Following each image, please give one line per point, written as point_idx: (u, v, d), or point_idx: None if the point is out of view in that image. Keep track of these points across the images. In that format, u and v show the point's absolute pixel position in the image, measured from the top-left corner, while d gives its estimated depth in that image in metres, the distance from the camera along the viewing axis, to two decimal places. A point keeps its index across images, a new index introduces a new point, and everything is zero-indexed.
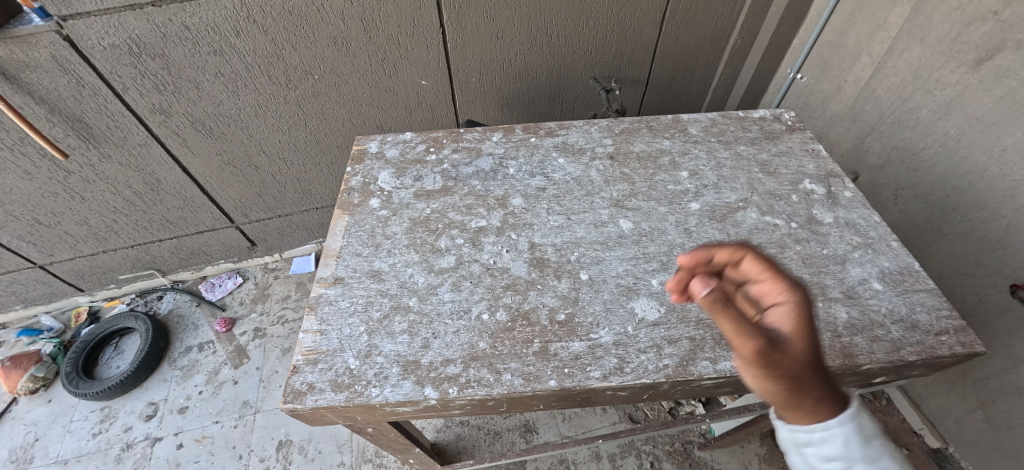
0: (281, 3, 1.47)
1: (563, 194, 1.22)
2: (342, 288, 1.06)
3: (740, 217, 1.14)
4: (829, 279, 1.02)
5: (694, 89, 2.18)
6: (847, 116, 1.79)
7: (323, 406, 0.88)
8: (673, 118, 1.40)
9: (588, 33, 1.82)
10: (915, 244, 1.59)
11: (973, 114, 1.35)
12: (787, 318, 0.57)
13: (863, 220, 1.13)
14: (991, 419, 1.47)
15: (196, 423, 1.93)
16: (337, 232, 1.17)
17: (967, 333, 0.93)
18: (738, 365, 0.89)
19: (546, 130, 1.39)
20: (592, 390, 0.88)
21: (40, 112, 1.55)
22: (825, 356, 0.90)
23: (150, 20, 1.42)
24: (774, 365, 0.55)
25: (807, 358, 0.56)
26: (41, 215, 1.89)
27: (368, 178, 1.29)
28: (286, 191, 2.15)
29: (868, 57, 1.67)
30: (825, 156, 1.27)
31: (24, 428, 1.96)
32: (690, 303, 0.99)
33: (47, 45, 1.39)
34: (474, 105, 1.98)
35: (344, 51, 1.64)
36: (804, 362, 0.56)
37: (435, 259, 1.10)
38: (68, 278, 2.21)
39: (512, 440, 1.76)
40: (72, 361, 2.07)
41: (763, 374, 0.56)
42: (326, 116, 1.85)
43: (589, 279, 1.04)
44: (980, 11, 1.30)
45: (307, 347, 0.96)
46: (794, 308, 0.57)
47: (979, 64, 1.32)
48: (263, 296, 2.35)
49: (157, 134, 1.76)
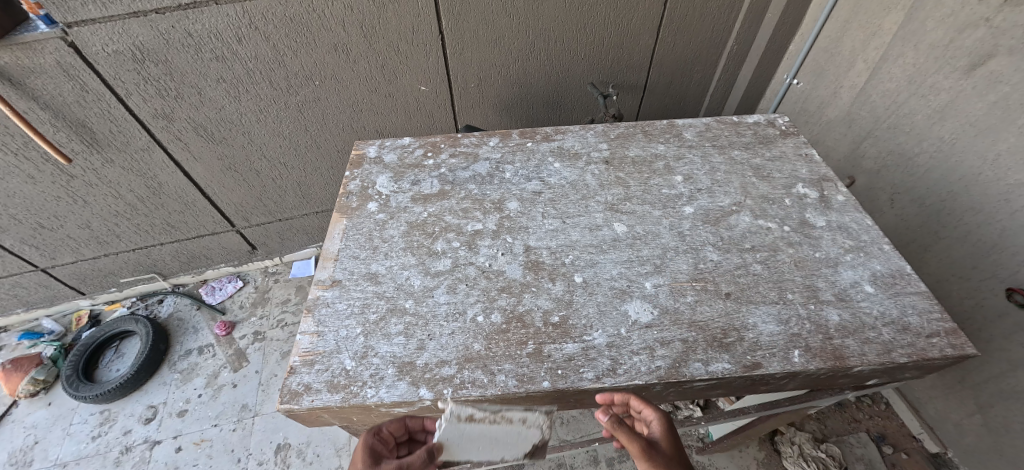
0: (283, 10, 1.50)
1: (558, 198, 1.23)
2: (340, 291, 1.07)
3: (734, 220, 1.16)
4: (822, 282, 1.03)
5: (691, 95, 2.20)
6: (843, 121, 1.80)
7: (319, 407, 0.89)
8: (668, 123, 1.42)
9: (585, 40, 1.84)
10: (911, 248, 1.60)
11: (966, 119, 1.36)
12: (658, 429, 0.90)
13: (855, 224, 1.14)
14: (989, 424, 1.47)
15: (194, 427, 1.94)
16: (335, 236, 1.18)
17: (958, 336, 0.94)
18: (730, 366, 0.90)
19: (542, 135, 1.41)
20: (585, 392, 0.90)
21: (44, 117, 1.57)
22: (817, 358, 0.91)
23: (154, 27, 1.45)
24: (649, 456, 0.87)
25: (670, 453, 0.88)
26: (44, 219, 1.91)
27: (366, 182, 1.30)
28: (287, 195, 2.16)
29: (862, 63, 1.68)
30: (819, 161, 1.28)
31: (24, 430, 1.97)
32: (682, 306, 1.00)
33: (52, 51, 1.42)
34: (473, 111, 2.00)
35: (344, 57, 1.67)
36: (669, 455, 0.87)
37: (432, 262, 1.11)
38: (69, 281, 2.23)
39: None
40: (72, 364, 2.08)
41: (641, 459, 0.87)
42: (326, 121, 1.87)
43: (583, 282, 1.05)
44: (973, 17, 1.32)
45: (304, 349, 0.97)
46: (662, 425, 0.90)
47: (972, 69, 1.33)
48: (262, 300, 2.36)
49: (159, 139, 1.78)
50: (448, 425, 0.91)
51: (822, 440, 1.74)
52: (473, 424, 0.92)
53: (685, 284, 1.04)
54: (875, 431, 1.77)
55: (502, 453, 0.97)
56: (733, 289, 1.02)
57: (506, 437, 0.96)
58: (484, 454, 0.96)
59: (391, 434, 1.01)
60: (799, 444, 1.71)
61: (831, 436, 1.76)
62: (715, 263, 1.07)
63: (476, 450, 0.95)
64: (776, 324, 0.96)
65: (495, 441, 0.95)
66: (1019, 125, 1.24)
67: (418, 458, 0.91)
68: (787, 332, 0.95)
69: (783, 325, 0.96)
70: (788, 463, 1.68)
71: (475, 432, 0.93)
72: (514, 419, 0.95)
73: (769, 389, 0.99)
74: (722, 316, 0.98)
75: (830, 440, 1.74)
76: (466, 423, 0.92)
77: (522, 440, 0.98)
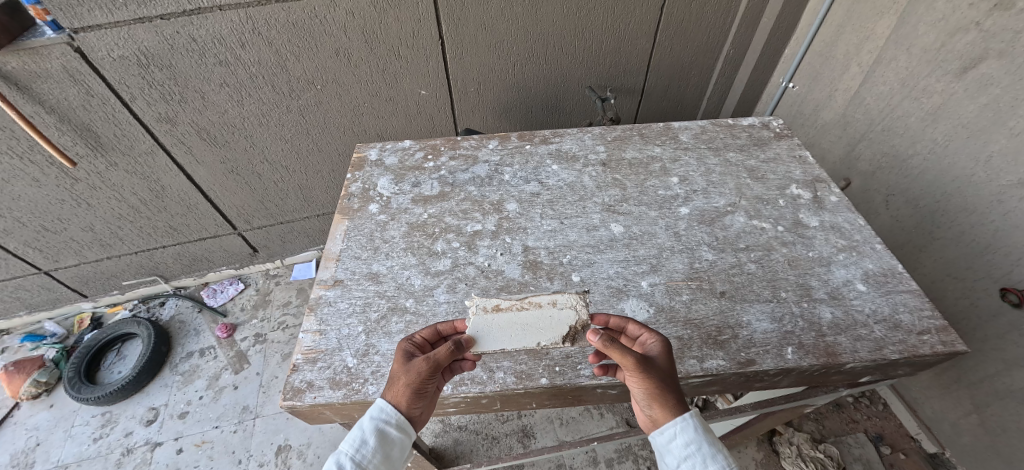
0: (286, 16, 1.52)
1: (556, 199, 1.25)
2: (341, 290, 1.09)
3: (729, 221, 1.18)
4: (815, 281, 1.05)
5: (688, 98, 2.23)
6: (838, 124, 1.82)
7: (321, 403, 0.91)
8: (664, 125, 1.44)
9: (583, 44, 1.87)
10: (906, 249, 1.62)
11: (958, 121, 1.38)
12: (655, 347, 0.82)
13: (848, 223, 1.16)
14: (985, 423, 1.48)
15: (196, 428, 1.95)
16: (337, 236, 1.20)
17: (949, 333, 0.96)
18: (724, 363, 0.92)
19: (541, 138, 1.43)
20: (582, 388, 0.91)
21: (49, 120, 1.60)
22: (809, 354, 0.92)
23: (159, 32, 1.47)
24: (647, 372, 0.78)
25: (666, 371, 0.80)
26: (48, 222, 1.93)
27: (367, 184, 1.33)
28: (288, 198, 2.19)
29: (856, 66, 1.71)
30: (812, 162, 1.30)
31: (26, 432, 1.98)
32: (678, 304, 1.02)
33: (59, 56, 1.44)
34: (472, 115, 2.02)
35: (346, 61, 1.69)
36: (666, 374, 0.80)
37: (432, 262, 1.13)
38: (72, 284, 2.24)
39: (509, 444, 1.77)
40: (74, 365, 2.09)
41: (641, 377, 0.78)
42: (327, 125, 1.90)
43: (580, 281, 1.07)
44: (963, 21, 1.34)
45: (306, 347, 0.99)
46: (659, 342, 0.83)
47: (963, 72, 1.36)
48: (264, 302, 2.38)
49: (163, 142, 1.80)
50: (476, 317, 0.92)
51: (820, 440, 1.75)
52: (499, 313, 0.93)
53: (680, 283, 1.06)
54: (873, 432, 1.77)
55: (537, 338, 0.91)
56: (728, 287, 1.04)
57: (537, 323, 0.93)
58: (519, 344, 0.91)
59: (424, 341, 0.88)
60: (797, 444, 1.72)
61: (829, 437, 1.76)
62: (710, 263, 1.09)
63: (508, 339, 0.91)
64: (770, 322, 0.98)
65: (526, 327, 0.92)
66: (1009, 127, 1.26)
67: (449, 344, 0.81)
68: (781, 330, 0.97)
69: (776, 322, 0.98)
70: (786, 463, 1.69)
71: (505, 320, 0.93)
72: (540, 304, 0.94)
73: (764, 386, 1.00)
74: (716, 314, 1.00)
75: (828, 440, 1.75)
76: (494, 312, 0.93)
77: (556, 324, 0.92)
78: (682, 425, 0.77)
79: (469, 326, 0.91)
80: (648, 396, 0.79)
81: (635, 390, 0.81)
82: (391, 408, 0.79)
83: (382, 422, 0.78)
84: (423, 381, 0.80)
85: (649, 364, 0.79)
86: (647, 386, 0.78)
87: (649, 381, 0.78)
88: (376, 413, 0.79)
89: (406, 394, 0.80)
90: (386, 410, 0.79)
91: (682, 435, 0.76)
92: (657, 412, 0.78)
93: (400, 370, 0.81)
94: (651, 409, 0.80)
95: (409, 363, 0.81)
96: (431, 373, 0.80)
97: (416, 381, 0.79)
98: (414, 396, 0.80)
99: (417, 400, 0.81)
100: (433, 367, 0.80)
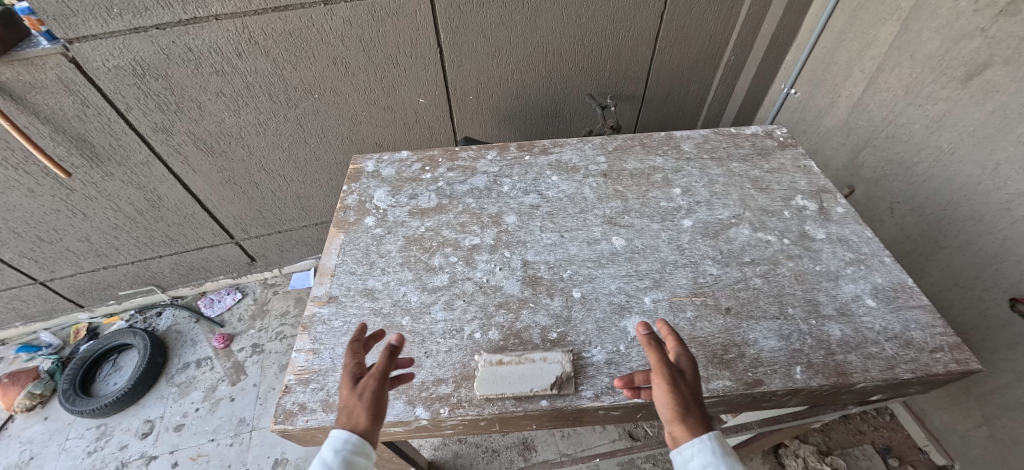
0: (282, 25, 1.51)
1: (557, 211, 1.23)
2: (336, 307, 1.06)
3: (733, 233, 1.15)
4: (823, 296, 1.02)
5: (689, 105, 2.21)
6: (841, 131, 1.80)
7: (314, 427, 0.88)
8: (666, 135, 1.42)
9: (583, 52, 1.85)
10: (912, 257, 1.59)
11: (964, 129, 1.36)
12: (685, 361, 0.78)
13: (855, 236, 1.13)
14: (996, 436, 1.44)
15: (191, 442, 1.92)
16: (332, 250, 1.18)
17: (962, 350, 0.93)
18: (731, 383, 0.89)
19: (540, 148, 1.41)
20: (584, 410, 0.89)
21: (44, 131, 1.58)
22: (819, 374, 0.89)
23: (155, 42, 1.46)
24: (670, 382, 0.74)
25: (691, 384, 0.75)
26: (43, 232, 1.91)
27: (364, 196, 1.30)
28: (286, 207, 2.16)
29: (858, 73, 1.69)
30: (817, 172, 1.28)
31: (19, 445, 1.94)
32: (682, 321, 0.99)
33: (53, 67, 1.42)
34: (472, 123, 2.00)
35: (343, 70, 1.68)
36: (691, 389, 0.75)
37: (429, 277, 1.10)
38: (68, 294, 2.22)
39: (510, 458, 1.74)
40: (69, 377, 2.06)
41: (666, 388, 0.73)
42: (325, 134, 1.88)
43: (581, 297, 1.04)
44: (968, 28, 1.32)
45: (299, 367, 0.96)
46: (689, 356, 0.78)
47: (969, 79, 1.33)
48: (261, 312, 2.35)
49: (159, 153, 1.78)
50: (484, 370, 0.91)
51: (826, 453, 1.70)
52: (504, 365, 0.91)
53: (684, 299, 1.03)
54: (881, 443, 1.72)
55: (532, 384, 0.88)
56: (733, 303, 1.02)
57: (530, 372, 0.91)
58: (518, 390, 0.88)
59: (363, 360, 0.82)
60: (803, 457, 1.68)
61: (836, 449, 1.72)
62: (714, 277, 1.07)
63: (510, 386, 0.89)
64: (777, 340, 0.95)
65: (523, 374, 0.90)
66: (1017, 134, 1.23)
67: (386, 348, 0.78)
68: (788, 348, 0.94)
69: (784, 340, 0.95)
70: None
71: (509, 371, 0.91)
72: (534, 358, 0.92)
73: (771, 406, 0.97)
74: (722, 332, 0.97)
75: (835, 452, 1.71)
76: (500, 364, 0.92)
77: (547, 373, 0.90)
78: (700, 446, 0.70)
79: (478, 381, 0.90)
80: (669, 409, 0.73)
81: (657, 404, 0.76)
82: (352, 435, 0.71)
83: (347, 451, 0.69)
84: (377, 393, 0.74)
85: (674, 375, 0.75)
86: (669, 397, 0.73)
87: (671, 392, 0.73)
88: (336, 445, 0.69)
89: (363, 414, 0.72)
90: (348, 440, 0.70)
91: (700, 458, 0.69)
92: (675, 428, 0.72)
93: (348, 396, 0.74)
94: (671, 425, 0.73)
95: (356, 386, 0.75)
96: (380, 386, 0.75)
97: (369, 399, 0.73)
98: (371, 416, 0.73)
99: (376, 421, 0.74)
100: (380, 374, 0.75)
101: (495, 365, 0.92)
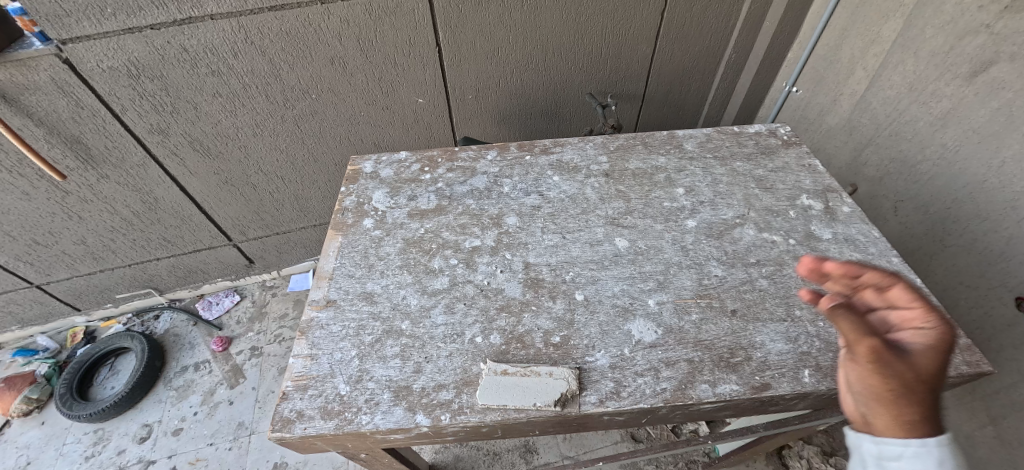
0: (279, 24, 1.49)
1: (558, 212, 1.21)
2: (335, 311, 1.04)
3: (738, 234, 1.13)
4: None
5: (690, 104, 2.19)
6: (844, 129, 1.78)
7: (312, 435, 0.86)
8: (668, 134, 1.40)
9: (583, 50, 1.83)
10: (916, 256, 1.57)
11: (969, 126, 1.34)
12: (921, 339, 0.63)
13: (862, 236, 1.11)
14: (1002, 436, 1.42)
15: (189, 446, 1.90)
16: (330, 253, 1.16)
17: (973, 352, 0.91)
18: (738, 388, 0.87)
19: (541, 148, 1.39)
20: (588, 416, 0.86)
21: (39, 133, 1.56)
22: (827, 377, 0.88)
23: (149, 43, 1.43)
24: (884, 359, 0.62)
25: (925, 372, 0.61)
26: (39, 235, 1.89)
27: (363, 197, 1.28)
28: (284, 208, 2.14)
29: (862, 70, 1.67)
30: (822, 171, 1.26)
31: (15, 451, 1.92)
32: (687, 324, 0.97)
33: (47, 68, 1.40)
34: (472, 122, 1.98)
35: (341, 70, 1.66)
36: (919, 375, 0.61)
37: (429, 280, 1.09)
38: (65, 298, 2.20)
39: (511, 460, 1.72)
40: (66, 382, 2.04)
41: (880, 366, 0.62)
42: (323, 134, 1.86)
43: (584, 300, 1.03)
44: (973, 24, 1.30)
45: (297, 373, 0.95)
46: (932, 334, 0.63)
47: (974, 76, 1.31)
48: (260, 314, 2.33)
49: (155, 154, 1.76)
50: (489, 376, 0.90)
51: (830, 454, 1.68)
52: (510, 375, 0.90)
53: (689, 301, 1.01)
54: None
55: (533, 400, 0.86)
56: (739, 305, 1.00)
57: (535, 387, 0.88)
58: (517, 404, 0.86)
59: None
60: (807, 458, 1.66)
61: (840, 450, 1.70)
62: (719, 279, 1.05)
63: (512, 399, 0.87)
64: (784, 343, 0.93)
65: (526, 390, 0.88)
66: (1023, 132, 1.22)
67: None
68: (796, 351, 0.92)
69: (791, 343, 0.93)
70: None
71: (513, 382, 0.89)
72: (540, 372, 0.90)
73: (778, 409, 0.96)
74: (728, 334, 0.95)
75: (839, 453, 1.69)
76: (505, 373, 0.90)
77: (551, 389, 0.87)
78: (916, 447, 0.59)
79: (482, 385, 0.89)
80: (874, 389, 0.63)
81: (852, 376, 0.67)
82: None
83: None
84: None
85: (894, 354, 0.62)
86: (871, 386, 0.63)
87: (879, 371, 0.62)
88: None
89: None
90: None
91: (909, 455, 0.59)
92: (876, 413, 0.63)
93: None
94: (870, 405, 0.64)
95: None
96: None
97: None
98: None
99: None
100: None
101: (499, 374, 0.90)
